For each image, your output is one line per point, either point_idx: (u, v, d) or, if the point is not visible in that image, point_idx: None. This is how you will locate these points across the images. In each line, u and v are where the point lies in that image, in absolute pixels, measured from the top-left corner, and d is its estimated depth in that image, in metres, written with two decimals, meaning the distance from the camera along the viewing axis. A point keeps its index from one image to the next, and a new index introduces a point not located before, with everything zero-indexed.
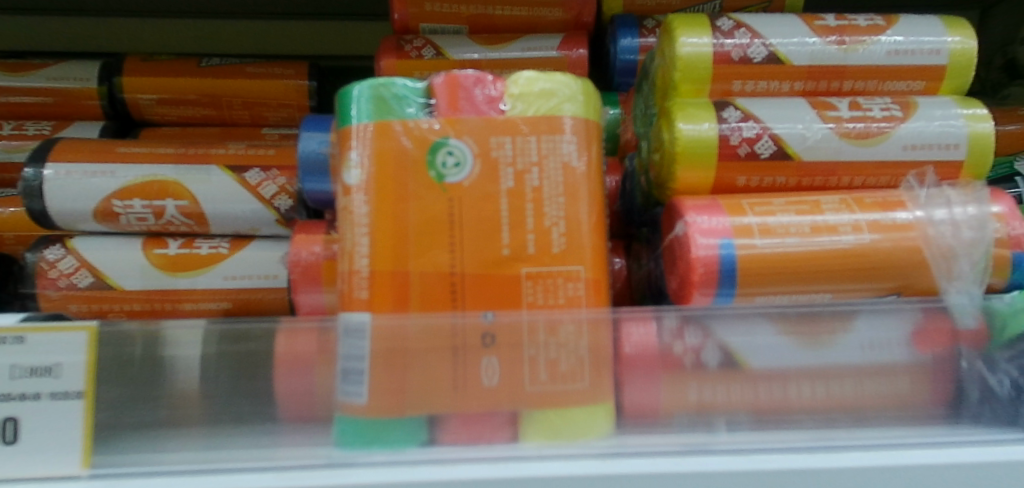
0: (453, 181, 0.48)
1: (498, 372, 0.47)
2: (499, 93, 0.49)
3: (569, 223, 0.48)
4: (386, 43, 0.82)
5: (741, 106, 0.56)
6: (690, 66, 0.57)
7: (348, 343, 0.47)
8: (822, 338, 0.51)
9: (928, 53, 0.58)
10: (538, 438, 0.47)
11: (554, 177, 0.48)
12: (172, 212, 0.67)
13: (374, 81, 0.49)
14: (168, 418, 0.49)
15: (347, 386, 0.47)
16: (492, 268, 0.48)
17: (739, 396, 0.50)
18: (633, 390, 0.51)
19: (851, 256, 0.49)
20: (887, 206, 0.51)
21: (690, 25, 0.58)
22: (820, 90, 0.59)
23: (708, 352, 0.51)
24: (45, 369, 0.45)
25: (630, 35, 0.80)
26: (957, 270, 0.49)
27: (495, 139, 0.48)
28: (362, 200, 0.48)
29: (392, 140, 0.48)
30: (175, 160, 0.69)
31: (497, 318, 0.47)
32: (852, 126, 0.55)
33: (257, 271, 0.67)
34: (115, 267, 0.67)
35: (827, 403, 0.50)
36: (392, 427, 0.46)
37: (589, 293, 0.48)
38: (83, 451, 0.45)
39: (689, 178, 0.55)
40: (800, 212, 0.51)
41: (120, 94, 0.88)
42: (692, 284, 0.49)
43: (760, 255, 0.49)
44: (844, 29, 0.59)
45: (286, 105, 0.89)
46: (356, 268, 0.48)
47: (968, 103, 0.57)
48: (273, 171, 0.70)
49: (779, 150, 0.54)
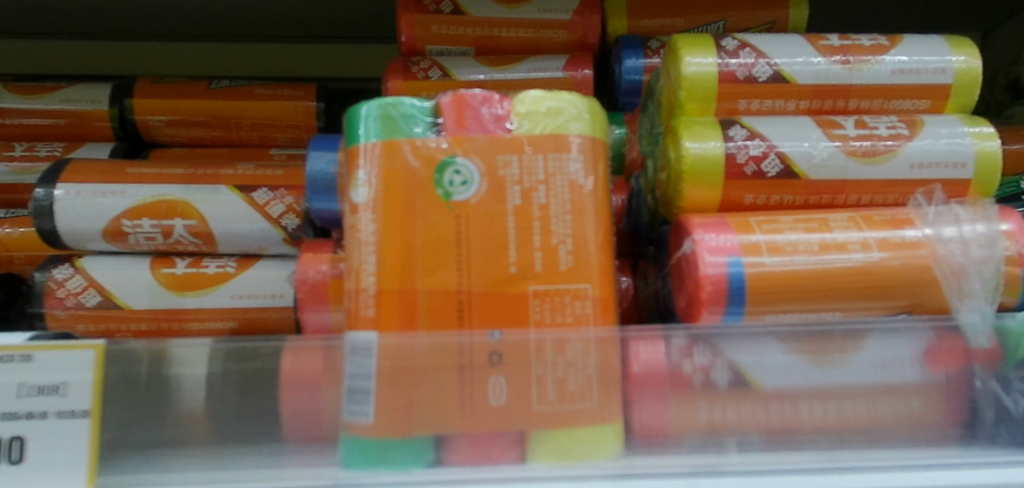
0: (459, 199, 0.48)
1: (505, 390, 0.47)
2: (506, 111, 0.50)
3: (577, 241, 0.48)
4: (393, 64, 0.83)
5: (747, 125, 0.56)
6: (695, 85, 0.58)
7: (354, 362, 0.47)
8: (832, 357, 0.50)
9: (934, 73, 0.58)
10: (546, 458, 0.46)
11: (561, 196, 0.48)
12: (181, 231, 0.68)
13: (382, 100, 0.49)
14: (173, 438, 0.49)
15: (353, 405, 0.46)
16: (500, 286, 0.47)
17: (750, 416, 0.50)
18: (642, 410, 0.50)
19: (860, 273, 0.49)
20: (896, 224, 0.51)
21: (694, 45, 0.59)
22: (825, 109, 0.59)
23: (718, 371, 0.50)
24: (52, 388, 0.45)
25: (635, 56, 0.80)
26: (968, 288, 0.49)
27: (502, 157, 0.48)
28: (369, 219, 0.48)
29: (399, 158, 0.48)
30: (184, 180, 0.70)
31: (504, 337, 0.47)
32: (859, 144, 0.55)
33: (263, 291, 0.67)
34: (123, 286, 0.67)
35: (839, 424, 0.50)
36: (400, 446, 0.46)
37: (596, 310, 0.48)
38: (90, 469, 0.45)
39: (696, 196, 0.55)
40: (808, 229, 0.51)
41: (132, 116, 0.89)
42: (701, 302, 0.49)
43: (770, 274, 0.49)
44: (848, 49, 0.59)
45: (294, 125, 0.90)
46: (362, 286, 0.48)
47: (974, 122, 0.57)
48: (281, 191, 0.70)
49: (786, 168, 0.54)
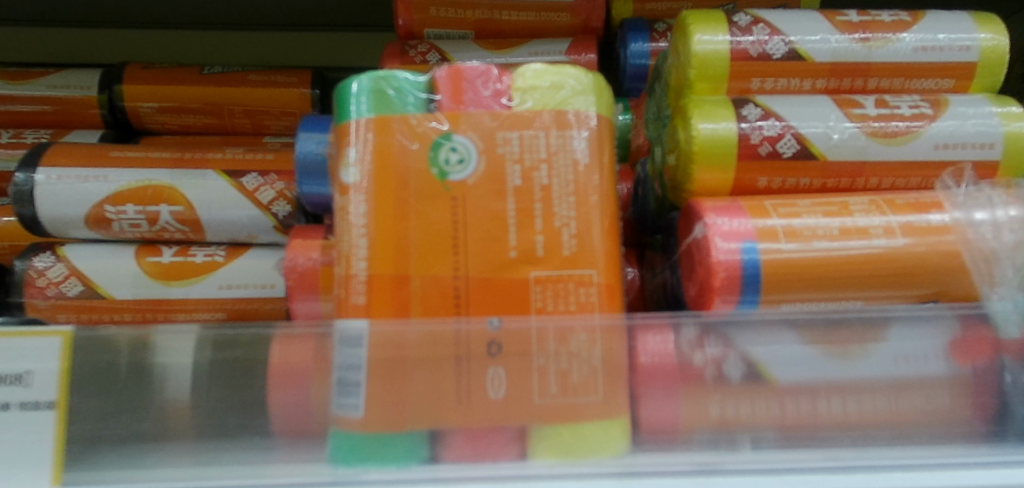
0: (456, 179, 0.45)
1: (504, 383, 0.44)
2: (506, 87, 0.47)
3: (582, 224, 0.45)
4: (390, 48, 0.80)
5: (762, 103, 0.53)
6: (705, 63, 0.55)
7: (344, 352, 0.44)
8: (852, 349, 0.47)
9: (958, 50, 0.55)
10: (547, 455, 0.44)
11: (565, 176, 0.45)
12: (167, 218, 0.65)
13: (374, 74, 0.46)
14: (152, 431, 0.46)
15: (342, 398, 0.43)
16: (499, 272, 0.44)
17: (765, 412, 0.47)
18: (650, 405, 0.47)
19: (882, 260, 0.46)
20: (920, 207, 0.48)
21: (704, 21, 0.56)
22: (843, 89, 0.56)
23: (730, 364, 0.47)
24: (15, 378, 0.42)
25: (641, 39, 0.77)
26: (1000, 275, 0.46)
27: (501, 135, 0.45)
28: (360, 201, 0.45)
29: (392, 136, 0.45)
30: (170, 165, 0.67)
31: (504, 325, 0.44)
32: (879, 125, 0.52)
33: (252, 280, 0.64)
34: (106, 275, 0.64)
35: (860, 419, 0.47)
36: (391, 441, 0.43)
37: (602, 298, 0.45)
38: (56, 465, 0.42)
39: (707, 180, 0.52)
40: (828, 213, 0.48)
41: (121, 102, 0.86)
42: (713, 290, 0.46)
43: (787, 261, 0.46)
44: (868, 25, 0.56)
45: (288, 113, 0.87)
46: (353, 272, 0.45)
47: (1002, 102, 0.53)
48: (271, 176, 0.67)
49: (803, 149, 0.51)
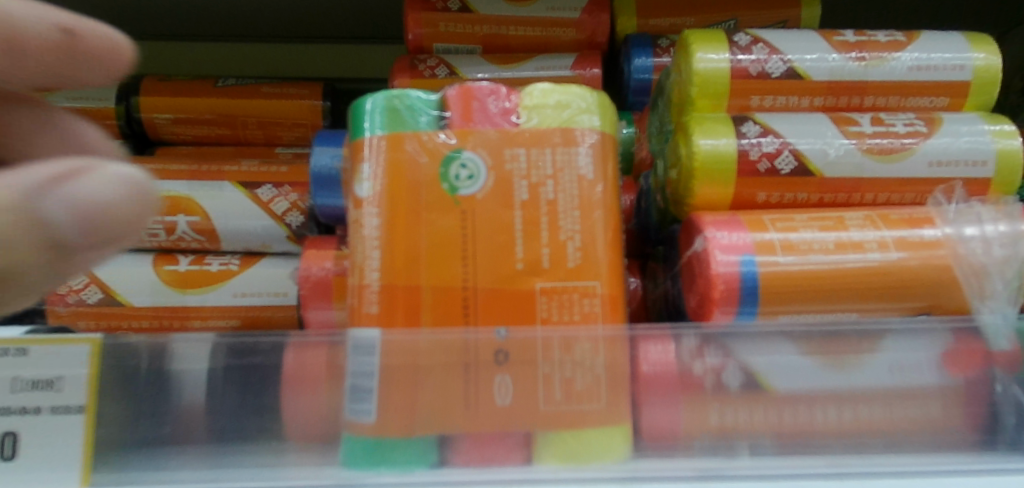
0: (465, 193, 0.47)
1: (511, 390, 0.46)
2: (513, 105, 0.49)
3: (587, 238, 0.47)
4: (400, 62, 0.82)
5: (760, 121, 0.55)
6: (707, 81, 0.56)
7: (357, 359, 0.45)
8: (847, 359, 0.48)
9: (952, 70, 0.57)
10: (552, 459, 0.45)
11: (569, 191, 0.47)
12: (184, 228, 0.67)
13: (388, 92, 0.48)
14: (170, 435, 0.48)
15: (355, 404, 0.45)
16: (506, 283, 0.46)
17: (764, 419, 0.48)
18: (652, 411, 0.49)
19: (877, 274, 0.48)
20: (914, 223, 0.50)
21: (706, 40, 0.58)
22: (840, 106, 0.58)
23: (730, 373, 0.49)
24: (47, 382, 0.44)
25: (645, 55, 0.79)
26: (990, 289, 0.48)
27: (509, 151, 0.47)
28: (372, 214, 0.47)
29: (404, 152, 0.47)
30: (188, 176, 0.70)
31: (510, 334, 0.45)
32: (875, 142, 0.54)
33: (266, 288, 0.66)
34: (126, 283, 0.66)
35: (855, 427, 0.48)
36: (401, 446, 0.45)
37: (605, 309, 0.47)
38: (83, 468, 0.44)
39: (708, 194, 0.53)
40: (824, 228, 0.49)
41: (138, 114, 0.89)
42: (713, 301, 0.48)
43: (784, 274, 0.48)
44: (864, 45, 0.58)
45: (300, 124, 0.89)
46: (366, 283, 0.47)
47: (994, 120, 0.55)
48: (285, 187, 0.69)
49: (800, 165, 0.53)
